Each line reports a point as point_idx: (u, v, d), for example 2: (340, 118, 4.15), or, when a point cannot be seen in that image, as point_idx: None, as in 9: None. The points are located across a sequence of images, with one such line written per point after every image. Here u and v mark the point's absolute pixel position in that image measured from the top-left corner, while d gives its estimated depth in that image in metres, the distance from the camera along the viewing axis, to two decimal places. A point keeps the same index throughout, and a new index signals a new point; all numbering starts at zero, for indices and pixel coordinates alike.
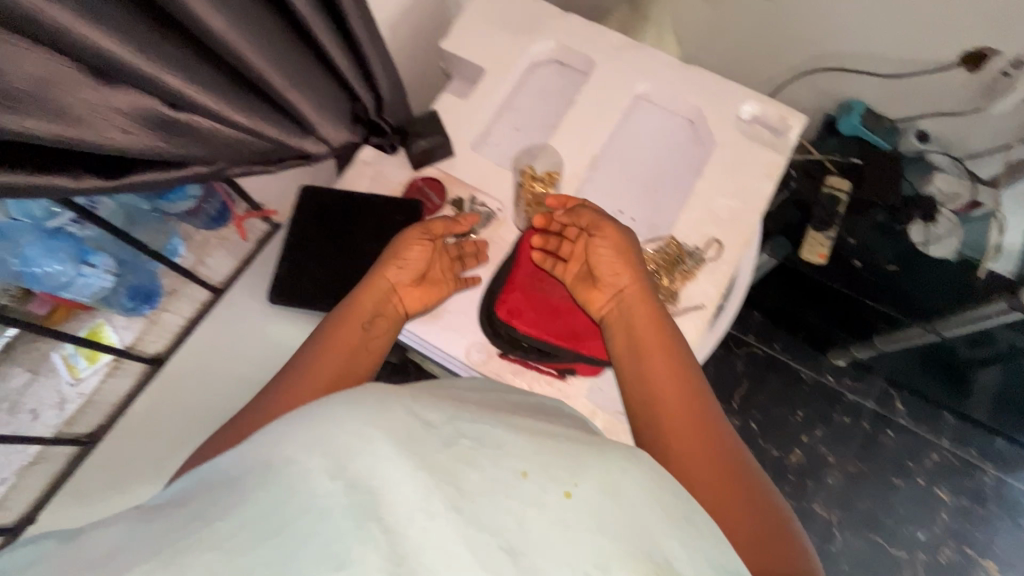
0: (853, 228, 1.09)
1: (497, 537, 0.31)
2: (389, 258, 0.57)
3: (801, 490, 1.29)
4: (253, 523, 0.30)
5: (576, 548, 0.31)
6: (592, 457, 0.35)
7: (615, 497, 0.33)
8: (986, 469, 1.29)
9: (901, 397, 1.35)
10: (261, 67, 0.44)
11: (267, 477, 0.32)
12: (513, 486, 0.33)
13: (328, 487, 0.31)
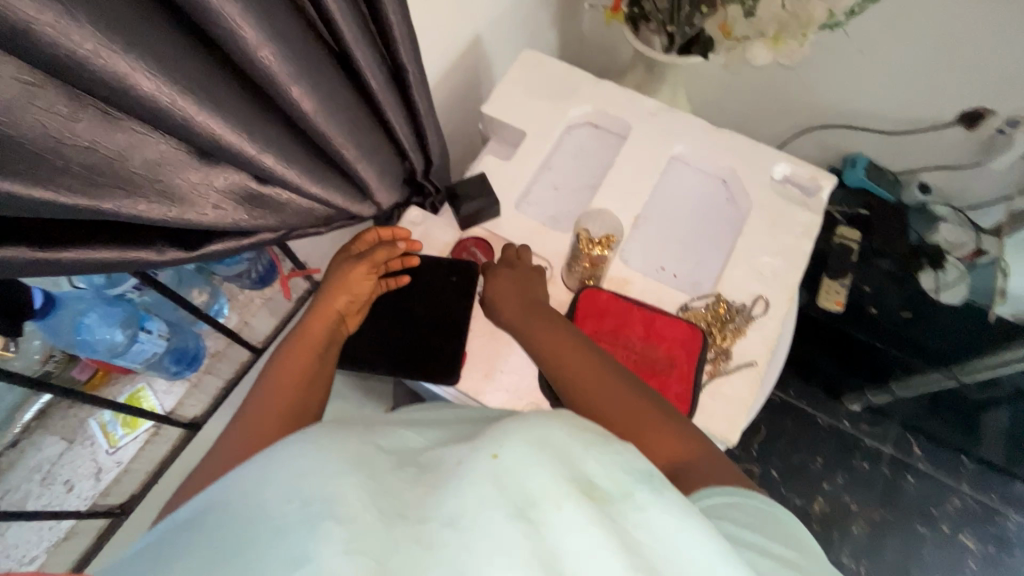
0: (866, 277, 1.12)
1: (440, 518, 0.32)
2: (331, 289, 0.57)
3: (827, 541, 1.27)
4: (220, 547, 0.31)
5: (507, 493, 0.33)
6: (498, 431, 0.39)
7: (529, 444, 0.36)
8: (1009, 514, 1.28)
9: (917, 441, 1.35)
10: (340, 142, 0.45)
11: (231, 513, 0.33)
12: (446, 479, 0.35)
13: (283, 507, 0.32)
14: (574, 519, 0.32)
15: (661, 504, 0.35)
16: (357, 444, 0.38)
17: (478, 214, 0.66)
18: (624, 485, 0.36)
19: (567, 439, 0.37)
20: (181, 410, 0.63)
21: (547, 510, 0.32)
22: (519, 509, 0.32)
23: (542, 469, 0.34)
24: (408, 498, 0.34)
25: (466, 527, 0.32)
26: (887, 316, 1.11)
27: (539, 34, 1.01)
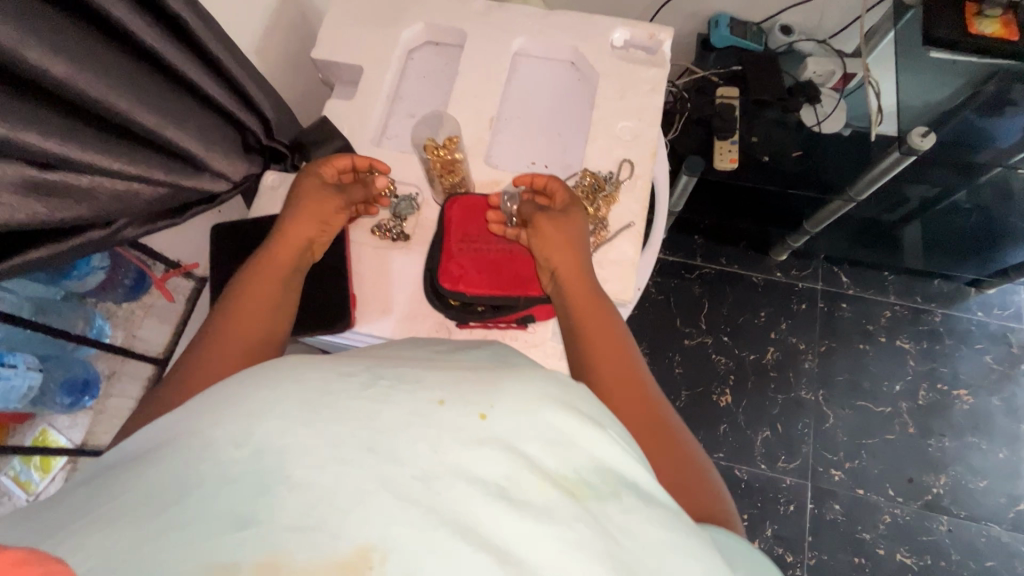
0: (753, 126, 1.16)
1: (411, 467, 0.29)
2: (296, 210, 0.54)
3: (786, 383, 1.36)
4: (148, 497, 0.27)
5: (506, 464, 0.30)
6: (500, 382, 0.35)
7: (531, 411, 0.33)
8: (934, 309, 1.40)
9: (843, 271, 1.44)
10: (124, 106, 0.44)
11: (178, 456, 0.29)
12: (426, 414, 0.31)
13: (232, 454, 0.29)
14: (565, 519, 0.29)
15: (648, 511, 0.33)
16: (348, 386, 0.32)
17: (334, 159, 0.64)
18: (613, 484, 0.33)
19: (564, 412, 0.34)
20: (94, 440, 0.61)
21: (537, 498, 0.30)
22: (499, 487, 0.29)
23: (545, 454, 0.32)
24: (381, 432, 0.30)
25: (437, 487, 0.28)
26: (779, 159, 1.16)
27: None
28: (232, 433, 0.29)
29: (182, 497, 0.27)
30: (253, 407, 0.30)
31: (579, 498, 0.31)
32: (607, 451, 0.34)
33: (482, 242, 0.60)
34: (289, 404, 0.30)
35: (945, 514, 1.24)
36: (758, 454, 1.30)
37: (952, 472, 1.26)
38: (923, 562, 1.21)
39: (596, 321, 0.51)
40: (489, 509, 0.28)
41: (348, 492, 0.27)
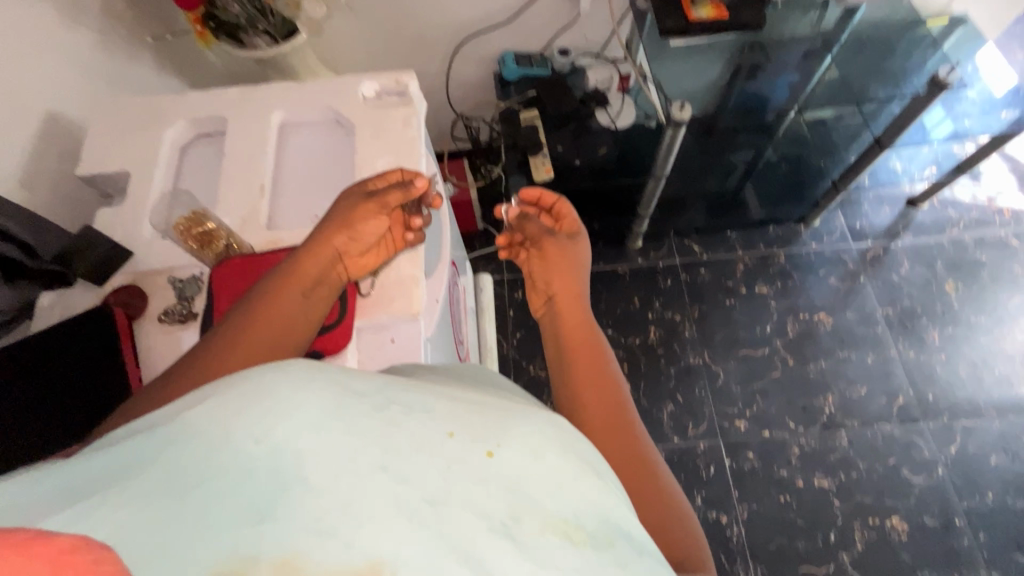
0: (557, 138, 1.29)
1: (421, 490, 0.31)
2: (344, 228, 0.63)
3: (673, 354, 1.43)
4: (170, 477, 0.28)
5: (505, 497, 0.34)
6: (499, 419, 0.40)
7: (533, 453, 0.38)
8: (777, 252, 1.55)
9: (693, 241, 1.58)
10: None
11: (199, 437, 0.29)
12: (440, 441, 0.35)
13: (252, 448, 0.29)
14: (560, 552, 0.33)
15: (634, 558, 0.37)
16: (363, 408, 0.34)
17: (109, 262, 0.65)
18: (602, 530, 0.37)
19: (571, 461, 0.40)
20: None
21: (532, 532, 0.33)
22: (505, 525, 0.32)
23: (545, 498, 0.36)
24: (410, 455, 0.33)
25: (447, 515, 0.31)
26: (590, 160, 1.30)
27: (154, 85, 1.01)
28: (250, 426, 0.29)
29: (209, 477, 0.28)
30: (282, 402, 0.30)
31: (576, 540, 0.34)
32: (595, 504, 0.38)
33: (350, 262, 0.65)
34: (309, 409, 0.31)
35: (842, 429, 1.32)
36: (668, 428, 1.35)
37: (836, 389, 1.37)
38: (838, 480, 1.27)
39: (591, 374, 0.68)
40: (493, 542, 0.31)
41: (375, 499, 0.30)
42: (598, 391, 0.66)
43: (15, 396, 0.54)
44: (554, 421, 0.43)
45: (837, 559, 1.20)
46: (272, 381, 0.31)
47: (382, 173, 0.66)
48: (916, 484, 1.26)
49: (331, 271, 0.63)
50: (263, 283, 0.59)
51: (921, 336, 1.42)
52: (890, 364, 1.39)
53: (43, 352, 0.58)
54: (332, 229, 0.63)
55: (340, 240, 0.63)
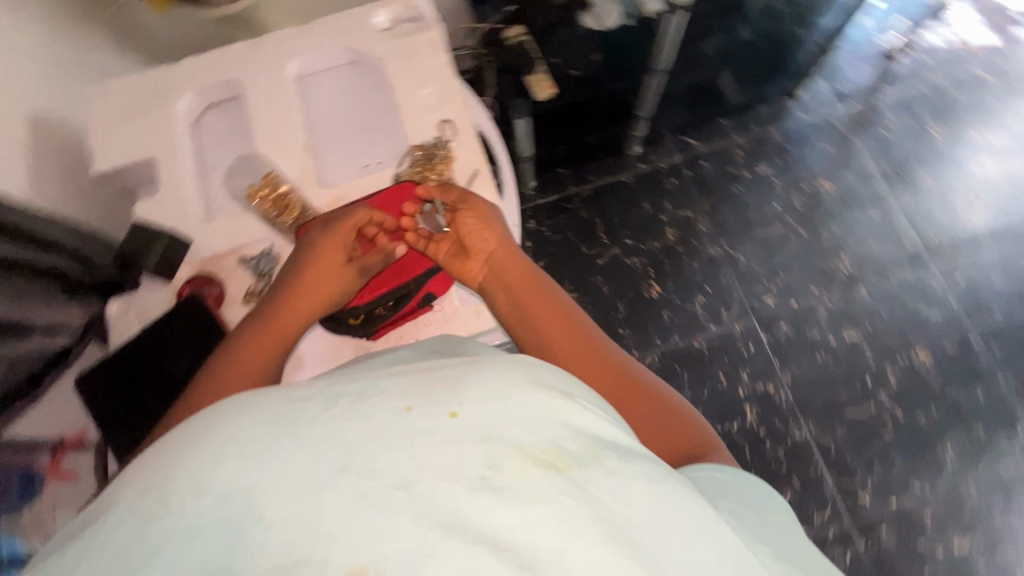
0: (552, 49, 1.21)
1: (392, 477, 0.34)
2: (316, 249, 0.60)
3: (694, 249, 1.47)
4: (132, 544, 0.31)
5: (468, 454, 0.36)
6: (448, 379, 0.40)
7: (498, 400, 0.39)
8: (771, 131, 1.56)
9: (689, 134, 1.57)
10: None
11: (152, 509, 0.32)
12: (400, 423, 0.36)
13: (193, 503, 0.32)
14: (545, 486, 0.36)
15: (624, 465, 0.40)
16: (308, 412, 0.36)
17: (172, 253, 0.61)
18: (585, 447, 0.40)
19: (539, 391, 0.41)
20: None
21: (517, 477, 0.36)
22: (485, 478, 0.35)
23: (524, 438, 0.37)
24: (370, 447, 0.35)
25: (425, 492, 0.34)
26: (586, 68, 1.26)
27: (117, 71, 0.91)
28: (189, 484, 0.32)
29: (165, 542, 0.31)
30: (205, 454, 0.33)
31: (558, 468, 0.37)
32: (575, 426, 0.41)
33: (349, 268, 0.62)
34: (241, 444, 0.34)
35: (861, 283, 1.41)
36: (704, 319, 1.40)
37: (848, 248, 1.44)
38: (865, 330, 1.37)
39: (558, 323, 0.60)
40: (479, 502, 0.34)
41: (339, 503, 0.32)
42: (568, 335, 0.60)
43: (128, 415, 0.56)
44: (517, 360, 0.44)
45: (877, 399, 1.32)
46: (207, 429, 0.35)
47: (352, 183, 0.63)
48: (932, 317, 1.37)
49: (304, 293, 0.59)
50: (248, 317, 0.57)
51: (916, 183, 1.49)
52: (894, 215, 1.46)
53: (147, 353, 0.57)
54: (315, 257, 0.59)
55: (316, 263, 0.59)
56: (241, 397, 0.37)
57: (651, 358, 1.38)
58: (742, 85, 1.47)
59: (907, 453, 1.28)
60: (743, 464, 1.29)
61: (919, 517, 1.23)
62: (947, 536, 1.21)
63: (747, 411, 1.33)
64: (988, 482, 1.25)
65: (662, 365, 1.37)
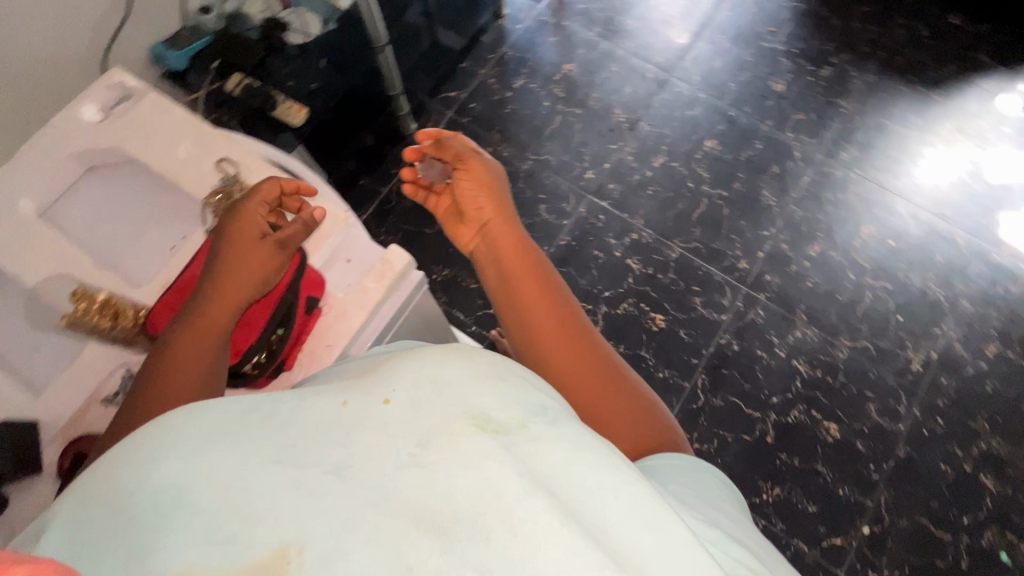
0: (277, 78, 1.22)
1: (322, 465, 0.38)
2: (231, 243, 0.67)
3: (510, 174, 1.59)
4: (126, 516, 0.36)
5: (392, 442, 0.40)
6: (388, 374, 0.46)
7: (428, 384, 0.43)
8: (503, 51, 1.72)
9: (445, 91, 1.68)
10: None
11: (120, 510, 0.36)
12: (338, 420, 0.41)
13: (162, 477, 0.37)
14: (468, 449, 0.39)
15: (555, 434, 0.42)
16: (259, 417, 0.41)
17: (22, 443, 0.62)
18: (514, 420, 0.43)
19: (470, 375, 0.45)
20: None
21: (436, 447, 0.39)
22: (411, 455, 0.39)
23: (445, 413, 0.41)
24: (301, 447, 0.39)
25: (350, 471, 0.38)
26: (321, 78, 1.27)
27: None
28: (158, 461, 0.38)
29: (126, 527, 0.35)
30: (164, 446, 0.39)
31: (481, 433, 0.41)
32: (511, 400, 0.44)
33: (251, 257, 0.66)
34: (190, 439, 0.39)
35: (639, 122, 1.64)
36: (554, 220, 1.54)
37: (614, 103, 1.67)
38: (665, 152, 1.61)
39: (537, 289, 0.75)
40: (400, 474, 0.38)
41: (266, 496, 0.36)
42: (548, 306, 0.74)
43: None
44: (475, 356, 0.47)
45: (704, 193, 1.57)
46: (168, 425, 0.40)
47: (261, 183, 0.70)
48: (699, 114, 1.65)
49: (226, 289, 0.64)
50: (183, 318, 0.63)
51: (626, 28, 1.76)
52: (628, 60, 1.72)
53: None
54: (232, 248, 0.66)
55: (234, 256, 0.66)
56: (195, 403, 0.42)
57: None
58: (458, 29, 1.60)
59: (746, 215, 1.54)
60: (655, 302, 1.46)
61: (781, 251, 1.50)
62: (804, 251, 1.50)
63: (631, 264, 1.50)
64: (802, 198, 1.56)
65: None
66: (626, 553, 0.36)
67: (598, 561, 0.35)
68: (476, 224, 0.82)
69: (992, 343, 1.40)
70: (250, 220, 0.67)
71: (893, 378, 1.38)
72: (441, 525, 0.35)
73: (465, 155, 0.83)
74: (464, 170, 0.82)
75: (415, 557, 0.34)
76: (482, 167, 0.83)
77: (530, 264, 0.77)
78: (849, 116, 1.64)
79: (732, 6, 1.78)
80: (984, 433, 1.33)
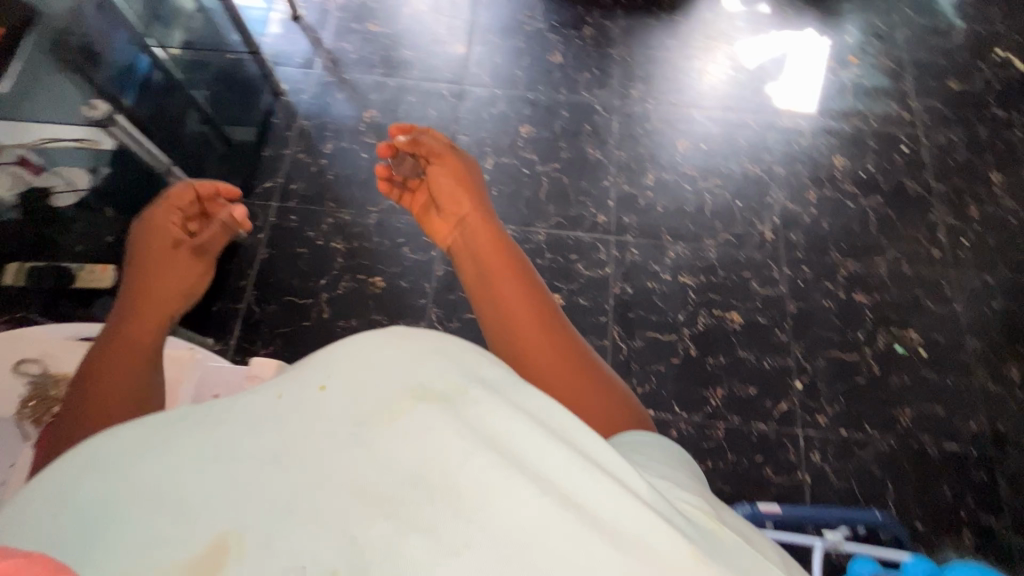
0: (68, 246, 1.22)
1: (261, 458, 0.41)
2: (152, 234, 0.86)
3: (362, 231, 1.55)
4: (71, 515, 0.39)
5: (332, 429, 0.43)
6: (328, 355, 0.48)
7: (364, 368, 0.47)
8: (300, 123, 1.69)
9: (260, 182, 1.61)
10: None
11: (57, 522, 0.38)
12: (276, 413, 0.44)
13: (106, 482, 0.40)
14: (408, 420, 0.44)
15: (501, 400, 0.47)
16: (193, 421, 0.43)
17: None
18: (455, 387, 0.47)
19: (410, 351, 0.48)
20: None
21: (377, 425, 0.44)
22: (351, 436, 0.43)
23: (383, 391, 0.45)
24: (235, 445, 0.42)
25: (287, 463, 0.41)
26: (112, 227, 1.25)
27: None
28: (102, 469, 0.40)
29: (69, 525, 0.38)
30: (107, 456, 0.41)
31: (424, 402, 0.45)
32: (454, 366, 0.49)
33: (178, 252, 0.86)
34: (132, 445, 0.42)
35: (456, 135, 1.70)
36: (425, 254, 1.52)
37: (426, 127, 1.71)
38: (491, 151, 1.68)
39: (512, 272, 0.80)
40: (341, 455, 0.42)
41: (202, 494, 0.39)
42: (522, 284, 0.79)
43: None
44: (419, 331, 0.51)
45: (542, 173, 1.66)
46: (107, 436, 0.43)
47: (172, 193, 0.91)
48: (504, 106, 1.75)
49: (157, 282, 0.81)
50: (117, 315, 0.76)
51: (405, 58, 1.81)
52: (420, 86, 1.77)
53: None
54: (154, 244, 0.85)
55: (156, 248, 0.85)
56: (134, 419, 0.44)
57: (434, 312, 1.46)
58: (238, 121, 1.58)
59: (583, 175, 1.66)
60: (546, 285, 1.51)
61: (626, 192, 1.64)
62: (643, 183, 1.65)
63: None
64: (620, 141, 1.71)
65: (444, 305, 1.46)
66: (557, 497, 0.43)
67: (529, 494, 0.42)
68: (453, 220, 0.90)
69: (811, 189, 1.64)
70: (163, 224, 0.87)
71: (758, 253, 1.56)
72: (381, 499, 0.41)
73: (440, 157, 0.94)
74: (438, 165, 0.94)
75: (358, 532, 0.39)
76: (461, 173, 0.93)
77: (520, 254, 0.83)
78: (623, 59, 1.84)
79: (486, 5, 1.91)
80: (840, 261, 1.55)
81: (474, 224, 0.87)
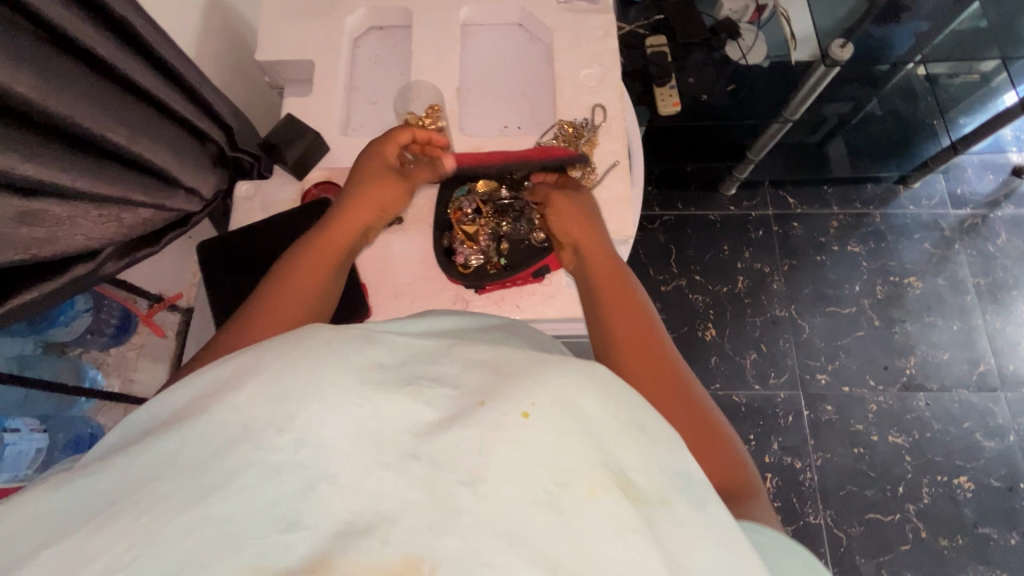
0: (687, 67, 1.25)
1: (456, 471, 0.36)
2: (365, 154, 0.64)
3: (759, 305, 1.44)
4: (240, 459, 0.35)
5: (531, 470, 0.36)
6: (548, 374, 0.40)
7: (569, 411, 0.38)
8: (873, 212, 1.50)
9: (789, 193, 1.52)
10: (125, 141, 0.49)
11: (224, 437, 0.36)
12: (471, 417, 0.38)
13: (278, 439, 0.36)
14: (595, 511, 0.36)
15: (694, 515, 0.39)
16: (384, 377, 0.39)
17: (309, 154, 0.69)
18: (659, 490, 0.39)
19: (611, 411, 0.40)
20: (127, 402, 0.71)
21: (569, 498, 0.36)
22: (548, 494, 0.36)
23: (589, 454, 0.38)
24: (447, 446, 0.37)
25: (486, 489, 0.36)
26: (717, 96, 1.26)
27: None
28: (273, 421, 0.36)
29: (231, 476, 0.35)
30: (290, 393, 0.37)
31: (621, 494, 0.37)
32: (654, 460, 0.40)
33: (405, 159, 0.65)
34: (331, 392, 0.37)
35: (921, 391, 1.36)
36: (750, 375, 1.38)
37: (918, 352, 1.39)
38: (909, 436, 1.33)
39: (627, 322, 0.55)
40: (538, 515, 0.35)
41: (397, 501, 0.35)
42: (636, 332, 0.54)
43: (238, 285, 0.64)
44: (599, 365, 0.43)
45: (903, 510, 1.28)
46: (296, 363, 0.38)
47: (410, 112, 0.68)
48: (987, 449, 1.32)
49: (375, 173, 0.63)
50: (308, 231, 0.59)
51: (1008, 308, 1.42)
52: (973, 333, 1.40)
53: (266, 242, 0.65)
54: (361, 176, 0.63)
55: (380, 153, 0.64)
56: (331, 336, 0.40)
57: None
58: (854, 158, 1.43)
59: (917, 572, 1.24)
60: None
61: None
62: None
63: (767, 480, 1.30)
64: None
65: None
66: None
67: None
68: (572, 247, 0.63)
69: None
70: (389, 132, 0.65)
71: None
72: None
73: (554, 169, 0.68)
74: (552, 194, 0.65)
75: None
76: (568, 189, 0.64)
77: (618, 272, 0.60)
78: None
79: None
80: None
81: (582, 243, 0.61)
